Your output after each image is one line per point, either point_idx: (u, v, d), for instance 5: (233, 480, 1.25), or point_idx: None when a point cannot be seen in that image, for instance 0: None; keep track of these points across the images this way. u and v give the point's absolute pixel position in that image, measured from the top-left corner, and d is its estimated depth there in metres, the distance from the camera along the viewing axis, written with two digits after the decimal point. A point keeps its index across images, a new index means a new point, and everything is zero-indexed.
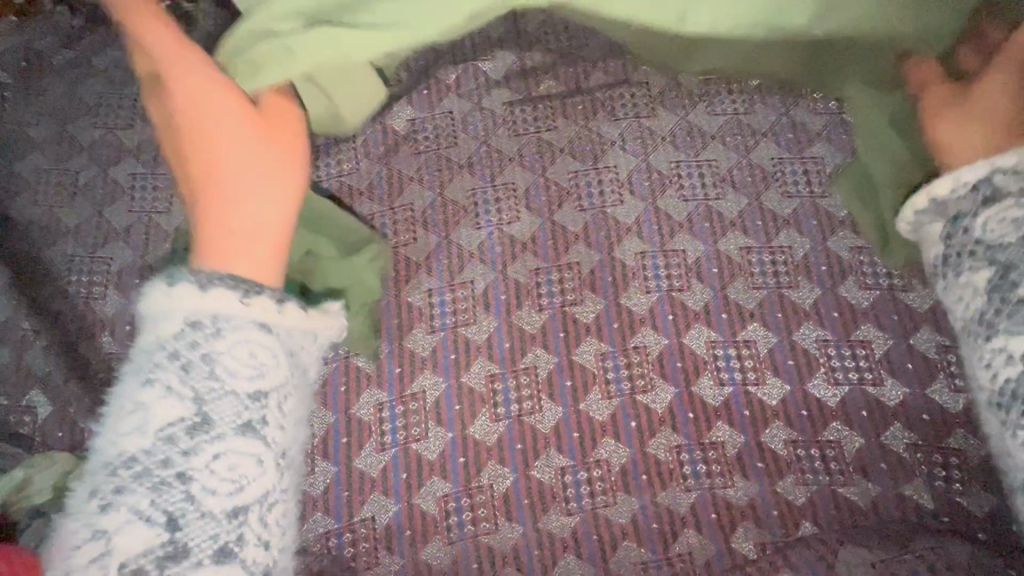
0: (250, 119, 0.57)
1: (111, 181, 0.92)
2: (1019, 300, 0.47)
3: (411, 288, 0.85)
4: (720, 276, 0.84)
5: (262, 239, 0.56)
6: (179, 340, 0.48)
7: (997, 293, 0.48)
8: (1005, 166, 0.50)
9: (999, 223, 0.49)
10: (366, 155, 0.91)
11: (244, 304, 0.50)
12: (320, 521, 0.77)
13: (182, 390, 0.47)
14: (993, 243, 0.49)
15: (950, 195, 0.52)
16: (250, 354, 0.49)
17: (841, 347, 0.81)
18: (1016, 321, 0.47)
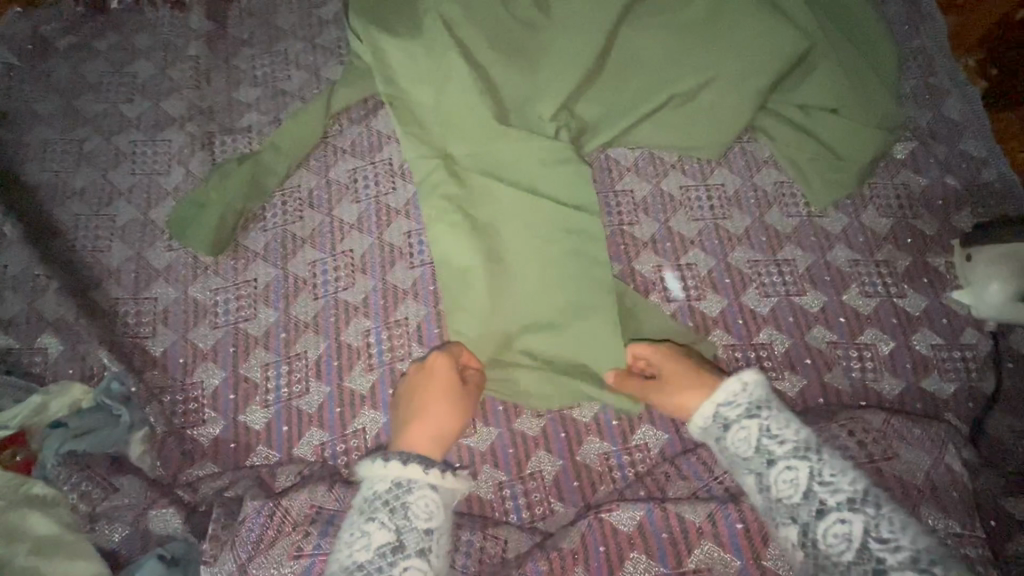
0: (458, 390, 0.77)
1: (113, 148, 1.00)
2: (786, 466, 0.63)
3: (392, 231, 0.95)
4: (663, 212, 0.97)
5: (429, 436, 0.72)
6: (387, 494, 0.65)
7: (775, 467, 0.63)
8: (720, 400, 0.70)
9: (753, 433, 0.66)
10: (348, 119, 1.02)
11: (427, 472, 0.67)
12: (314, 435, 0.84)
13: (389, 521, 0.63)
14: (758, 451, 0.65)
15: (725, 416, 0.69)
16: (426, 504, 0.65)
17: (769, 266, 0.93)
18: (789, 480, 0.62)
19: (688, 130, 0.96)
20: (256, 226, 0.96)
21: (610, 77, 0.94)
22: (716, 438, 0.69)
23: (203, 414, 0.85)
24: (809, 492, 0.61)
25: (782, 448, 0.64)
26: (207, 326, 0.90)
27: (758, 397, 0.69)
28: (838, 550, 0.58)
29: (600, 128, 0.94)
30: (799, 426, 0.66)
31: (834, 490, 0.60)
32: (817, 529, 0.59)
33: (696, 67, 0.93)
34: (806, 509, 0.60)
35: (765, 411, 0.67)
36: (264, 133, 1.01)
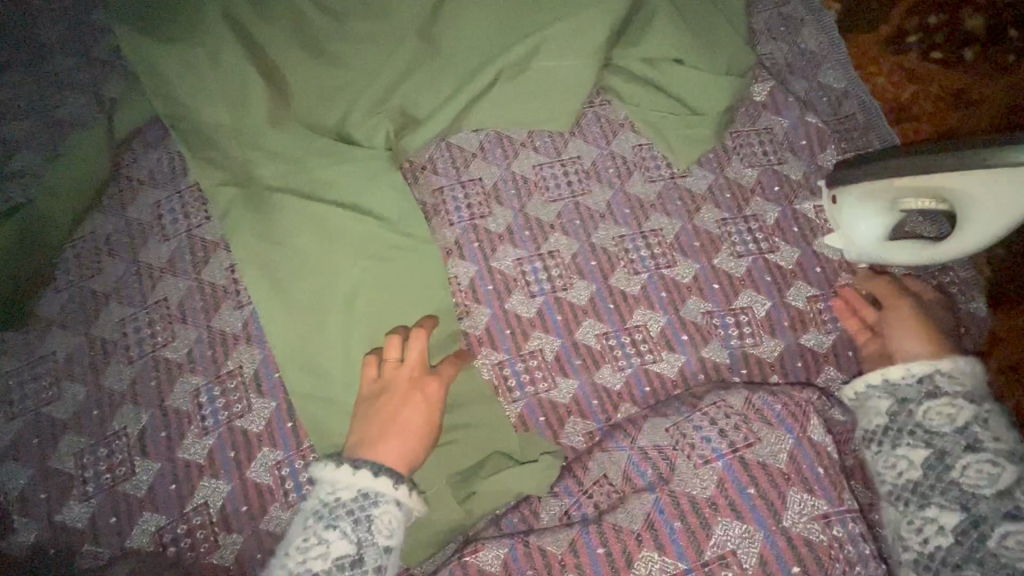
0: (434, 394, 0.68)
1: None
2: (986, 458, 0.56)
3: (211, 268, 0.83)
4: (518, 197, 0.88)
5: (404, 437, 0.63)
6: (351, 503, 0.56)
7: (975, 455, 0.57)
8: (945, 369, 0.63)
9: (960, 416, 0.59)
10: (142, 144, 0.87)
11: (394, 487, 0.57)
12: (149, 520, 0.74)
13: (351, 536, 0.54)
14: (958, 431, 0.59)
15: (936, 383, 0.63)
16: (390, 521, 0.56)
17: (636, 239, 0.86)
18: (981, 472, 0.56)
19: (532, 103, 0.87)
20: (46, 289, 0.81)
21: (430, 57, 0.85)
22: (894, 413, 0.64)
23: (11, 522, 0.73)
24: (1002, 492, 0.54)
25: (997, 444, 0.57)
26: (2, 417, 0.76)
27: (972, 386, 0.62)
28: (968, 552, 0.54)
29: (430, 120, 0.85)
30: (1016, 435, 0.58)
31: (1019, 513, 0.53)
32: (950, 528, 0.55)
33: (522, 35, 0.83)
34: (959, 489, 0.56)
35: (986, 406, 0.60)
36: (40, 174, 0.85)
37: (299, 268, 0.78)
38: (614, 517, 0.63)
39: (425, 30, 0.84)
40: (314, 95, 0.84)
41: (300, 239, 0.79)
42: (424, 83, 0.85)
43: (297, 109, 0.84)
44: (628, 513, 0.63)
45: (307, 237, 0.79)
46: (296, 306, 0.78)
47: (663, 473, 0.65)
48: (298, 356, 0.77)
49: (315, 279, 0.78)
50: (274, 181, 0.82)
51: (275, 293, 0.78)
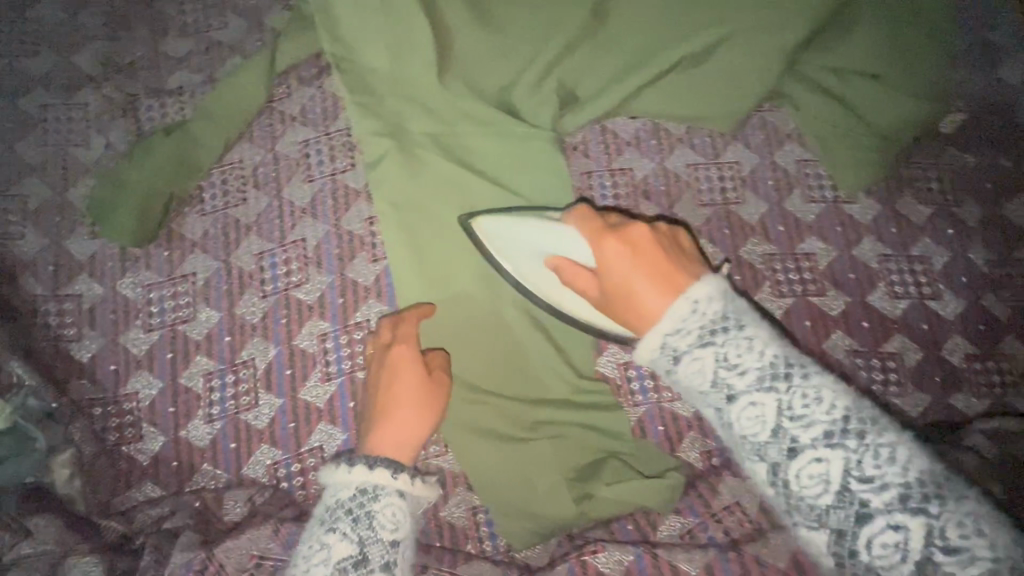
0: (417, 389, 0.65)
1: (19, 113, 0.85)
2: (889, 524, 0.41)
3: (351, 217, 0.82)
4: (668, 195, 0.84)
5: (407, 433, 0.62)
6: (349, 502, 0.55)
7: (735, 405, 0.47)
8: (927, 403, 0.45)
9: (768, 412, 0.46)
10: (297, 78, 0.86)
11: (394, 478, 0.56)
12: (265, 453, 0.75)
13: (353, 534, 0.53)
14: (715, 385, 0.48)
15: (674, 346, 0.49)
16: (393, 514, 0.55)
17: (785, 261, 0.82)
18: (753, 418, 0.46)
19: (702, 97, 0.82)
20: (192, 209, 0.82)
21: (606, 33, 0.81)
22: (665, 373, 0.51)
23: (140, 429, 0.76)
24: (778, 430, 0.45)
25: (744, 380, 0.46)
26: (140, 329, 0.79)
27: (718, 313, 0.49)
28: (812, 494, 0.44)
29: (598, 99, 0.81)
30: (764, 344, 0.47)
31: (881, 487, 0.42)
32: (855, 535, 0.42)
33: (709, 23, 0.78)
34: (775, 450, 0.45)
35: (720, 335, 0.48)
36: (196, 95, 0.85)
37: (444, 233, 0.78)
38: (755, 550, 0.60)
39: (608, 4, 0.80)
40: (482, 54, 0.81)
41: (447, 210, 0.79)
42: (595, 60, 0.81)
43: (462, 64, 0.81)
44: (769, 547, 0.60)
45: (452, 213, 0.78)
46: (435, 271, 0.78)
47: None
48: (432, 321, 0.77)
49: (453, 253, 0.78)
50: (429, 137, 0.80)
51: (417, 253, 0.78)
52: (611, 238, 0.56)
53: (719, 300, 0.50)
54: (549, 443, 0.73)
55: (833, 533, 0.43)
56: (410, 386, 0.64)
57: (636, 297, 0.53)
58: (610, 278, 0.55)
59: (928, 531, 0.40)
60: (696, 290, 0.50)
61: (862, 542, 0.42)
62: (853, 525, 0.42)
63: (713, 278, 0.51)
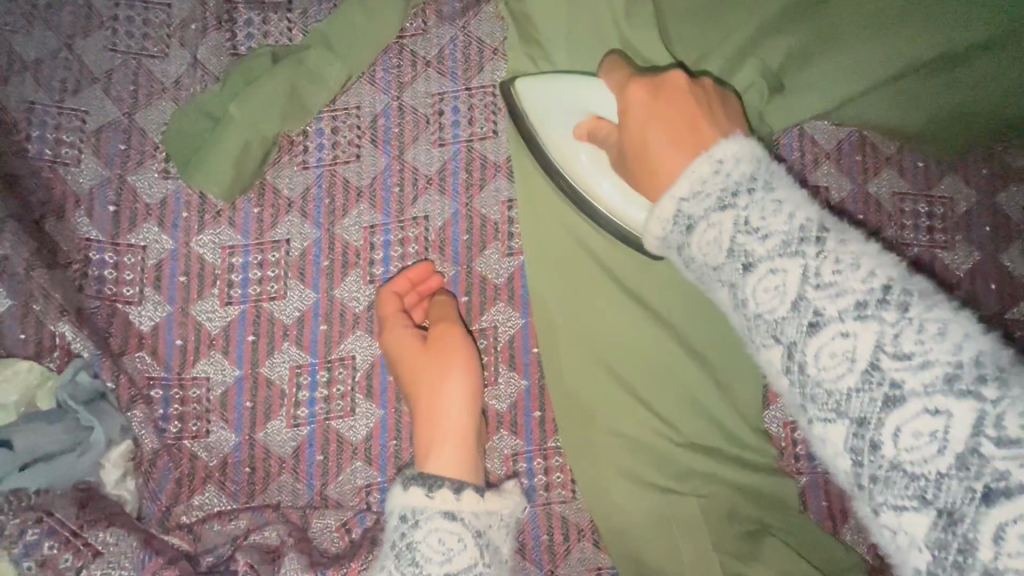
0: (421, 359, 0.55)
1: (81, 4, 0.67)
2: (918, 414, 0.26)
3: (486, 198, 0.67)
4: (863, 227, 0.70)
5: (448, 427, 0.52)
6: (395, 534, 0.45)
7: (751, 275, 0.32)
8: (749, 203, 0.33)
9: (791, 284, 0.31)
10: (437, 14, 0.69)
11: (433, 496, 0.45)
12: (358, 473, 0.62)
13: (395, 574, 0.42)
14: (730, 255, 0.33)
15: (689, 213, 0.35)
16: (440, 540, 0.43)
17: (993, 326, 0.68)
18: (771, 291, 0.31)
19: (936, 115, 0.65)
20: (293, 160, 0.66)
21: (839, 14, 0.63)
22: (678, 250, 0.37)
23: (208, 423, 0.62)
24: (800, 301, 0.30)
25: (766, 244, 0.32)
26: (217, 300, 0.64)
27: (748, 174, 0.35)
28: (829, 377, 0.28)
29: (808, 92, 0.67)
30: (796, 208, 0.32)
31: (922, 367, 0.26)
32: (880, 422, 0.26)
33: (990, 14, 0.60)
34: (792, 327, 0.30)
35: (745, 198, 0.34)
36: (309, 14, 0.67)
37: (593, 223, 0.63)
38: None
39: None
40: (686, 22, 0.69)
41: None
42: (814, 48, 0.65)
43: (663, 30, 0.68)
44: None
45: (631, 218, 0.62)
46: (576, 268, 0.63)
47: None
48: (566, 327, 0.62)
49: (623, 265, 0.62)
50: None
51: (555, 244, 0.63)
52: (638, 87, 0.45)
53: (749, 161, 0.36)
54: (698, 504, 0.58)
55: (854, 431, 0.27)
56: (418, 371, 0.55)
57: (649, 144, 0.42)
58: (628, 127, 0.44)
59: (977, 419, 0.24)
60: (717, 147, 0.36)
61: (886, 432, 0.26)
62: (973, 505, 0.24)
63: (743, 138, 0.37)
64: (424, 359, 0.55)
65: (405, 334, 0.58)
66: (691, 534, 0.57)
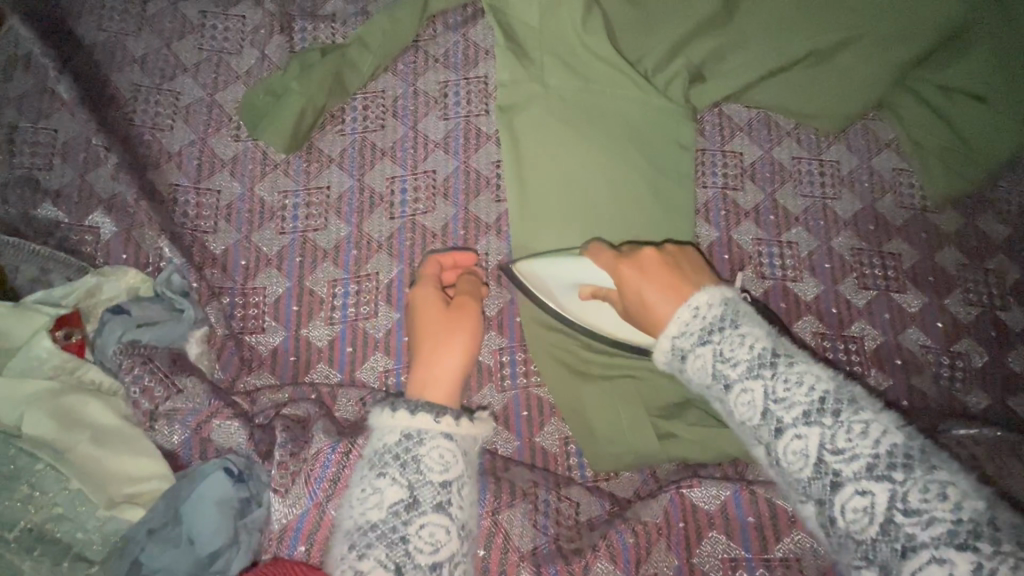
0: (442, 316, 0.68)
1: (180, 16, 0.90)
2: (851, 489, 0.45)
3: (480, 158, 0.88)
4: (771, 182, 0.91)
5: (445, 373, 0.64)
6: (396, 447, 0.55)
7: (731, 393, 0.52)
8: (722, 347, 0.53)
9: (758, 399, 0.51)
10: (445, 25, 0.92)
11: (438, 420, 0.56)
12: (378, 360, 0.80)
13: (399, 478, 0.53)
14: (715, 377, 0.53)
15: (681, 345, 0.56)
16: (441, 455, 0.54)
17: (873, 256, 0.88)
18: (746, 403, 0.51)
19: (817, 95, 0.88)
20: (333, 127, 0.87)
21: (736, 27, 0.88)
22: (679, 372, 0.57)
23: (263, 321, 0.80)
24: (766, 412, 0.50)
25: (736, 369, 0.52)
26: (273, 230, 0.83)
27: (718, 314, 0.55)
28: (793, 467, 0.48)
29: (724, 79, 0.88)
30: (755, 340, 0.52)
31: (850, 458, 0.46)
32: (832, 502, 0.46)
33: (837, 25, 0.85)
34: (766, 430, 0.50)
35: (717, 334, 0.54)
36: (349, 24, 0.90)
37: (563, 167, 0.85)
38: None
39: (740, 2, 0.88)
40: (627, 29, 0.90)
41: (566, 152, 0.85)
42: (723, 50, 0.88)
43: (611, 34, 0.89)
44: None
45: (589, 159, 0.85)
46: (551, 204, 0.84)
47: None
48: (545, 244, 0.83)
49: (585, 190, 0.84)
50: (568, 93, 0.87)
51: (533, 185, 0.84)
52: (625, 265, 0.63)
53: (718, 303, 0.56)
54: (632, 384, 0.79)
55: (816, 503, 0.47)
56: (437, 323, 0.68)
57: (647, 301, 0.59)
58: (628, 299, 0.62)
59: (889, 493, 0.44)
60: (695, 299, 0.56)
61: (836, 508, 0.46)
62: (895, 557, 0.42)
63: (709, 286, 0.57)
64: (445, 316, 0.68)
65: (435, 294, 0.71)
66: (627, 407, 0.78)
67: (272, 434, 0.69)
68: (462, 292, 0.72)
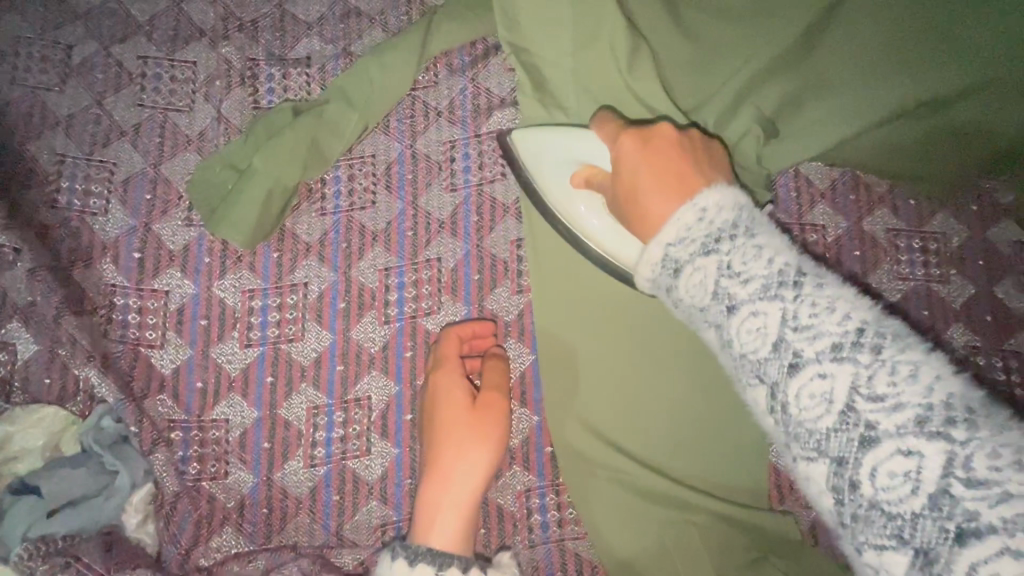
0: (465, 419, 0.57)
1: (113, 63, 0.71)
2: (895, 450, 0.26)
3: (496, 240, 0.70)
4: (862, 262, 0.73)
5: (454, 503, 0.53)
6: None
7: (733, 319, 0.32)
8: (732, 261, 0.32)
9: (772, 327, 0.30)
10: (448, 68, 0.73)
11: (440, 574, 0.46)
12: (375, 511, 0.63)
13: None
14: (715, 298, 0.33)
15: (676, 257, 0.35)
16: None
17: (991, 357, 0.70)
18: (753, 332, 0.31)
19: (925, 158, 0.69)
20: (311, 206, 0.69)
21: (818, 73, 0.68)
22: (663, 294, 0.37)
23: (226, 465, 0.63)
24: (782, 344, 0.30)
25: (747, 289, 0.31)
26: (237, 343, 0.66)
27: (730, 221, 0.34)
28: (810, 418, 0.28)
29: (802, 137, 0.69)
30: (779, 254, 0.32)
31: (896, 406, 0.26)
32: (857, 464, 0.27)
33: (953, 71, 0.65)
34: (774, 367, 0.30)
35: (728, 242, 0.33)
36: (327, 69, 0.71)
37: None
38: None
39: (823, 40, 0.68)
40: (683, 73, 0.72)
41: None
42: (802, 101, 0.69)
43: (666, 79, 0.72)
44: None
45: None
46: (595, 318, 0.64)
47: None
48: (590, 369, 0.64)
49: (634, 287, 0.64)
50: None
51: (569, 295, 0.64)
52: (626, 138, 0.45)
53: (732, 209, 0.35)
54: (695, 531, 0.61)
55: (831, 462, 0.28)
56: (456, 427, 0.56)
57: (641, 200, 0.41)
58: (619, 177, 0.44)
59: (945, 460, 0.25)
60: (701, 196, 0.35)
61: (863, 472, 0.26)
62: (947, 542, 0.24)
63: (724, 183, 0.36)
64: (465, 418, 0.57)
65: (462, 382, 0.59)
66: (689, 556, 0.60)
67: None
68: (490, 382, 0.59)
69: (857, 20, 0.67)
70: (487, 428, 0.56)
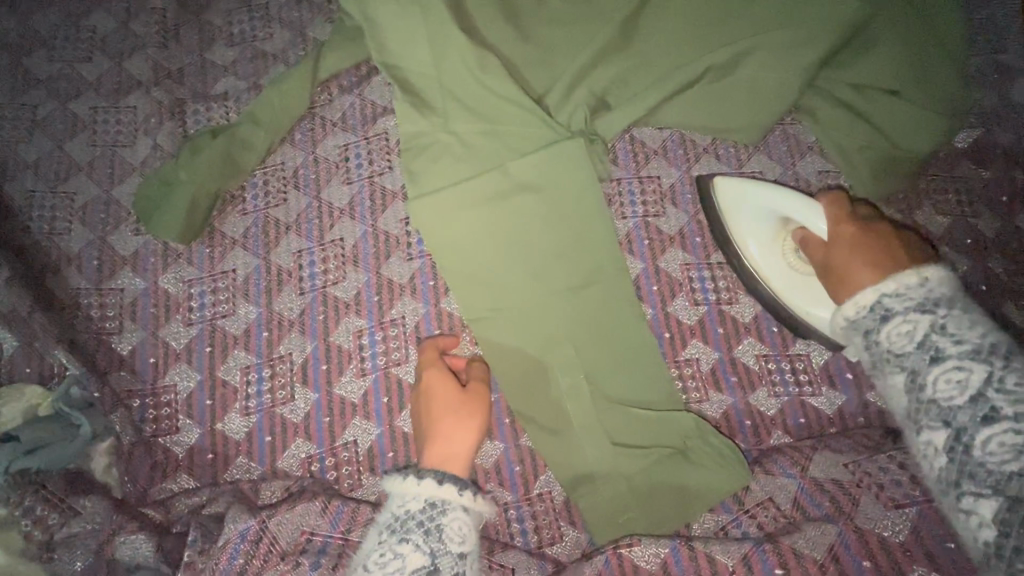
0: (458, 395, 0.70)
1: (71, 116, 0.88)
2: (1009, 428, 0.45)
3: (387, 218, 0.85)
4: (693, 203, 0.88)
5: (462, 448, 0.65)
6: (420, 514, 0.56)
7: (898, 351, 0.52)
8: (890, 288, 0.55)
9: (920, 330, 0.52)
10: (339, 87, 0.90)
11: (464, 493, 0.58)
12: (301, 447, 0.76)
13: (424, 545, 0.54)
14: (922, 347, 0.51)
15: (888, 306, 0.54)
16: (461, 528, 0.56)
17: None
18: (904, 333, 0.52)
19: (725, 112, 0.85)
20: (235, 208, 0.85)
21: (631, 54, 0.85)
22: (868, 333, 0.55)
23: (177, 421, 0.77)
24: (979, 397, 0.47)
25: (958, 348, 0.49)
26: (180, 323, 0.80)
27: (947, 293, 0.54)
28: (946, 396, 0.48)
29: (626, 105, 0.84)
30: (986, 329, 0.51)
31: (1016, 398, 0.46)
32: (976, 435, 0.46)
33: (731, 39, 0.83)
34: (920, 359, 0.51)
35: (943, 309, 0.52)
36: (242, 100, 0.89)
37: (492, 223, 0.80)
38: (791, 541, 0.65)
39: (634, 28, 0.85)
40: (527, 62, 0.86)
41: (494, 209, 0.80)
42: (621, 78, 0.85)
43: (516, 68, 0.85)
44: (808, 539, 0.65)
45: (493, 204, 0.80)
46: (481, 267, 0.79)
47: (845, 507, 0.67)
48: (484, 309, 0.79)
49: (497, 250, 0.80)
50: (471, 138, 0.83)
51: (457, 252, 0.80)
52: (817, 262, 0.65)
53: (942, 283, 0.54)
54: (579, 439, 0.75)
55: (953, 431, 0.48)
56: (453, 404, 0.69)
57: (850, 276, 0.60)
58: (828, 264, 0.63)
59: None
60: (925, 269, 0.54)
61: (979, 440, 0.46)
62: None
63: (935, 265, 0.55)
64: (454, 395, 0.70)
65: (447, 374, 0.72)
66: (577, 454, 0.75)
67: (167, 556, 0.66)
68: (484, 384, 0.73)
69: (656, 10, 0.85)
70: (479, 404, 0.70)
